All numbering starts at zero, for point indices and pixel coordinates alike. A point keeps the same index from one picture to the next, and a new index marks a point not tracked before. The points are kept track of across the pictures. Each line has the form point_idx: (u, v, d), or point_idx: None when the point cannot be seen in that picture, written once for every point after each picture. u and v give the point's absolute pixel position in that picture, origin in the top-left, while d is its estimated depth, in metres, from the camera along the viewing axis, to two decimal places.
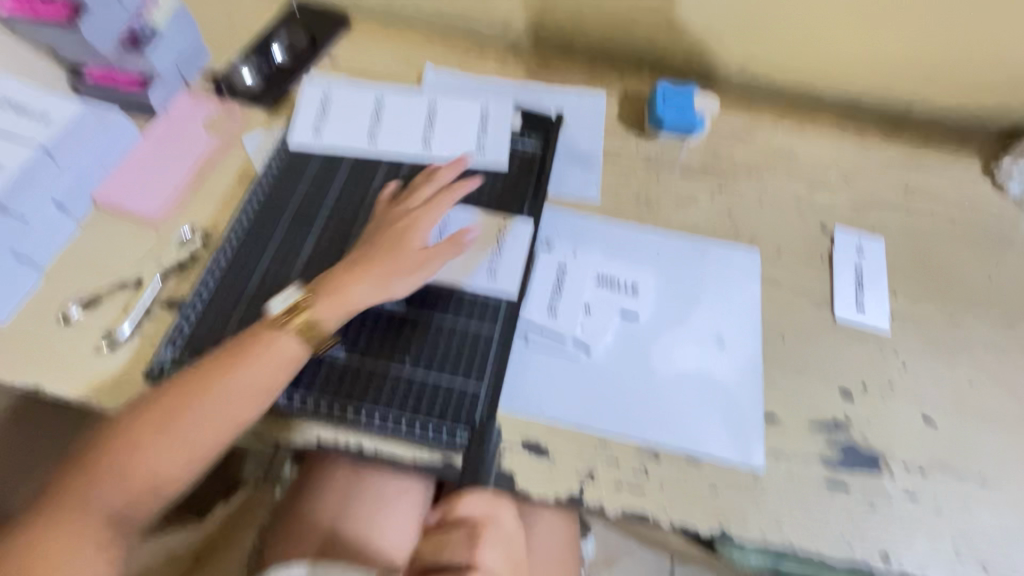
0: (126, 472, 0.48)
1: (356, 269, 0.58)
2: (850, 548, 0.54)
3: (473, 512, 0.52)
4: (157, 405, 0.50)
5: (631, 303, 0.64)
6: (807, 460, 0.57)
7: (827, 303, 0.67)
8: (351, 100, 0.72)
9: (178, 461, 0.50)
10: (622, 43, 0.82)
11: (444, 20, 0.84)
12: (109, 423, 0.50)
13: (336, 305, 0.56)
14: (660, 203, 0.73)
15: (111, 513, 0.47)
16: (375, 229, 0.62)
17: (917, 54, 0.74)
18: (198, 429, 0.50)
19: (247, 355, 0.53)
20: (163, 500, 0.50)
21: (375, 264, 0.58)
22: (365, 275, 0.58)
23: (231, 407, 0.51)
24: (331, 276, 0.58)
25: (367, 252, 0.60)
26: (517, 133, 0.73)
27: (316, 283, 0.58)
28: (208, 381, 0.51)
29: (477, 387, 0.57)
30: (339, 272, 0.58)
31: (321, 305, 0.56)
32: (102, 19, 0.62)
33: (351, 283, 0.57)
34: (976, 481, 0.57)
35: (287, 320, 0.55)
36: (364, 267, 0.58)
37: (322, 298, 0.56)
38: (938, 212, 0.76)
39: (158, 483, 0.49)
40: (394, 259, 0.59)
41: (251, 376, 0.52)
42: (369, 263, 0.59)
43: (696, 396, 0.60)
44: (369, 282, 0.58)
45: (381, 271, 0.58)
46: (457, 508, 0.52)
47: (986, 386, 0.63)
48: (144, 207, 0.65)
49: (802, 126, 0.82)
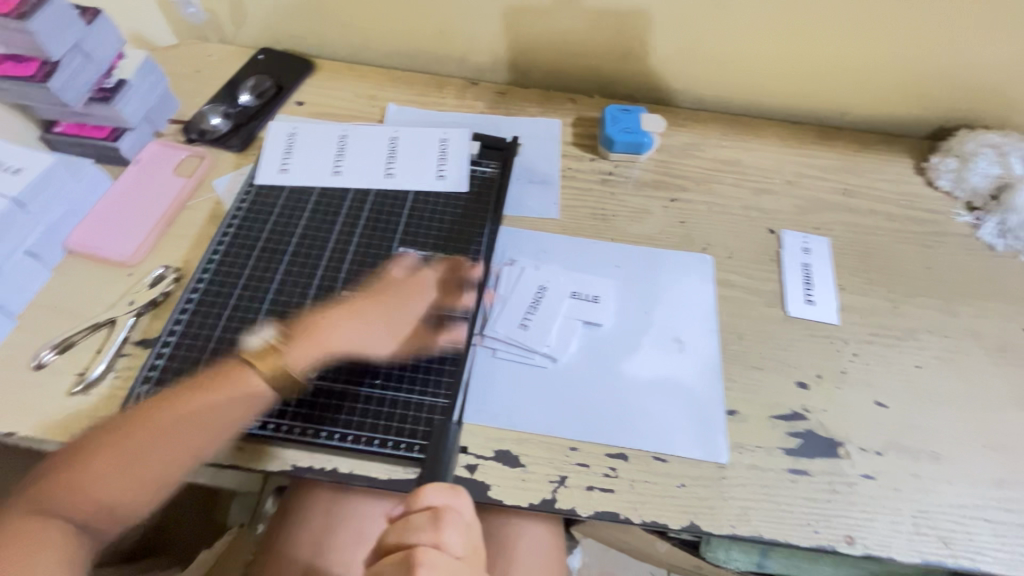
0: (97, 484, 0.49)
1: (338, 317, 0.61)
2: (816, 532, 0.55)
3: (437, 500, 0.44)
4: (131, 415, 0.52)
5: (594, 312, 0.67)
6: (770, 451, 0.60)
7: (778, 300, 0.71)
8: (317, 137, 0.76)
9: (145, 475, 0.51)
10: (572, 73, 0.88)
11: (404, 60, 0.89)
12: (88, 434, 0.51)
13: (309, 351, 0.58)
14: (616, 216, 0.77)
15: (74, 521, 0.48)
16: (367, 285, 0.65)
17: (840, 68, 0.81)
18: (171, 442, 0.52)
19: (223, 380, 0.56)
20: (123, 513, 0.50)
21: (353, 314, 0.62)
22: (342, 323, 0.61)
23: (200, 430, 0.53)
24: (310, 321, 0.61)
25: (348, 301, 0.63)
26: (475, 160, 0.77)
27: (299, 326, 0.60)
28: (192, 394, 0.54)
29: (446, 400, 0.58)
30: (320, 319, 0.61)
31: (294, 350, 0.58)
32: (71, 76, 0.65)
33: (330, 330, 0.60)
34: (930, 458, 0.60)
35: (254, 362, 0.56)
36: (344, 315, 0.61)
37: (304, 341, 0.59)
38: (876, 210, 0.81)
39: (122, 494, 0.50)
40: (378, 312, 0.62)
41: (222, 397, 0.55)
42: (353, 312, 0.62)
43: (659, 397, 0.62)
44: (346, 332, 0.60)
45: (362, 322, 0.61)
46: (420, 497, 0.44)
47: (931, 368, 0.67)
48: (117, 251, 0.67)
49: (745, 138, 0.87)
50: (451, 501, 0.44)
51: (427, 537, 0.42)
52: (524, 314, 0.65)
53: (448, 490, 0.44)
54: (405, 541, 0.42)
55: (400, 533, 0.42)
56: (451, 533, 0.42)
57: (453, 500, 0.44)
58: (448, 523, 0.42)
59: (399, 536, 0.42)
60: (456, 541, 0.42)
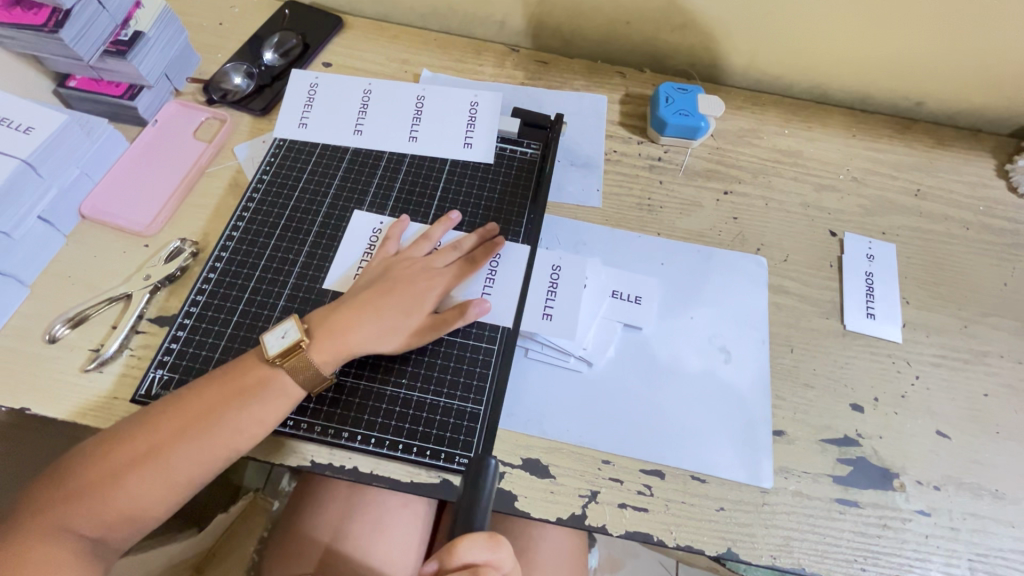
0: (106, 497, 0.47)
1: (358, 310, 0.55)
2: (862, 570, 0.52)
3: (477, 559, 0.42)
4: (127, 476, 0.47)
5: (636, 314, 0.62)
6: (817, 478, 0.56)
7: (836, 312, 0.65)
8: (340, 90, 0.70)
9: (162, 489, 0.48)
10: (623, 44, 0.80)
11: (439, 20, 0.82)
12: (101, 439, 0.49)
13: (333, 350, 0.53)
14: (663, 209, 0.71)
15: (86, 539, 0.46)
16: (379, 271, 0.59)
17: (928, 54, 0.72)
18: (175, 462, 0.49)
19: (225, 396, 0.50)
20: (140, 526, 0.49)
21: (374, 308, 0.56)
22: (365, 318, 0.55)
23: (222, 442, 0.50)
24: (327, 315, 0.55)
25: (364, 292, 0.57)
26: (515, 138, 0.71)
27: (316, 319, 0.55)
28: (194, 413, 0.50)
29: (476, 406, 0.55)
30: (336, 313, 0.55)
31: (316, 347, 0.53)
32: (84, 26, 0.60)
33: (349, 326, 0.54)
34: (993, 497, 0.55)
35: (281, 361, 0.52)
36: (363, 310, 0.55)
37: (322, 338, 0.53)
38: (951, 216, 0.73)
39: (136, 511, 0.48)
40: (398, 305, 0.56)
41: (235, 419, 0.50)
42: (371, 305, 0.56)
43: (701, 413, 0.58)
44: (367, 326, 0.55)
45: (384, 316, 0.56)
46: (460, 555, 0.42)
47: (1001, 397, 0.61)
48: (133, 220, 0.63)
49: (810, 127, 0.79)
50: (490, 558, 0.43)
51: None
52: (546, 301, 0.61)
53: (490, 548, 0.43)
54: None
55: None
56: None
57: (492, 557, 0.43)
58: None
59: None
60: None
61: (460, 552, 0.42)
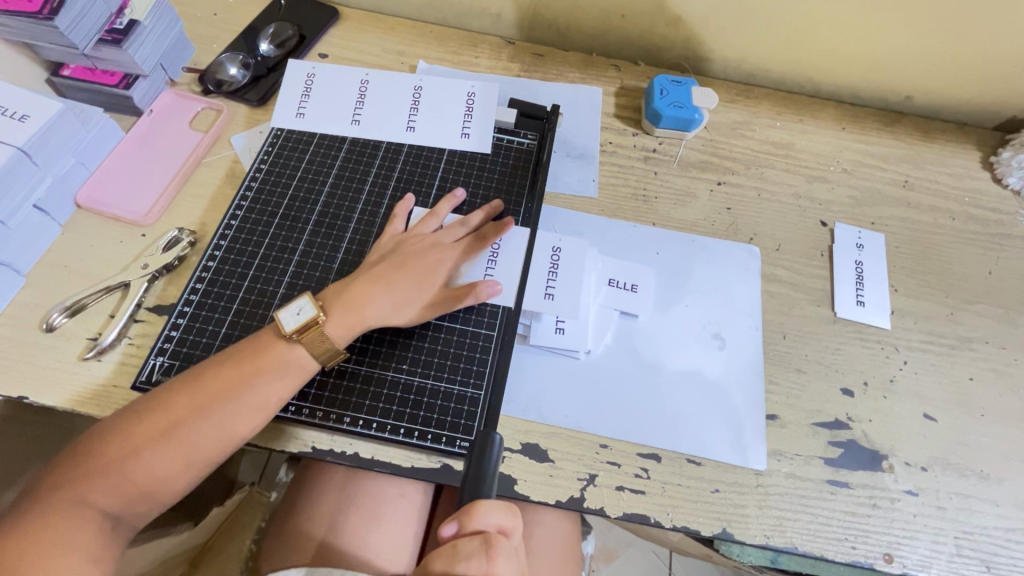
0: (129, 470, 0.47)
1: (371, 283, 0.56)
2: (853, 548, 0.53)
3: (489, 526, 0.44)
4: (146, 451, 0.48)
5: (632, 302, 0.63)
6: (809, 460, 0.57)
7: (827, 300, 0.66)
8: (336, 81, 0.71)
9: (186, 462, 0.49)
10: (618, 38, 0.81)
11: (435, 12, 0.82)
12: (117, 415, 0.49)
13: (347, 323, 0.54)
14: (658, 199, 0.72)
15: (105, 515, 0.46)
16: (388, 247, 0.60)
17: (916, 48, 0.73)
18: (199, 435, 0.49)
19: (240, 373, 0.51)
20: (159, 501, 0.49)
21: (386, 281, 0.57)
22: (378, 292, 0.56)
23: (237, 418, 0.50)
24: (340, 291, 0.56)
25: (376, 267, 0.58)
26: (511, 129, 0.71)
27: (329, 295, 0.56)
28: (218, 387, 0.50)
29: (476, 391, 0.56)
30: (348, 287, 0.56)
31: (333, 322, 0.54)
32: (79, 13, 0.60)
33: (364, 298, 0.55)
34: (977, 477, 0.57)
35: (298, 336, 0.53)
36: (376, 284, 0.56)
37: (337, 312, 0.54)
38: (937, 207, 0.75)
39: (158, 484, 0.48)
40: (410, 279, 0.58)
41: (250, 394, 0.50)
42: (385, 278, 0.57)
43: (696, 398, 0.59)
44: (381, 299, 0.56)
45: (396, 289, 0.57)
46: (475, 520, 0.43)
47: (985, 380, 0.63)
48: (129, 209, 0.63)
49: (800, 120, 0.80)
50: (502, 524, 0.44)
51: (476, 566, 0.43)
52: (546, 282, 0.62)
53: (503, 513, 0.44)
54: (455, 569, 0.43)
55: (448, 561, 0.43)
56: (501, 562, 0.43)
57: (505, 520, 0.44)
58: (499, 549, 0.43)
59: (447, 564, 0.43)
60: (505, 570, 0.43)
61: (472, 521, 0.43)
